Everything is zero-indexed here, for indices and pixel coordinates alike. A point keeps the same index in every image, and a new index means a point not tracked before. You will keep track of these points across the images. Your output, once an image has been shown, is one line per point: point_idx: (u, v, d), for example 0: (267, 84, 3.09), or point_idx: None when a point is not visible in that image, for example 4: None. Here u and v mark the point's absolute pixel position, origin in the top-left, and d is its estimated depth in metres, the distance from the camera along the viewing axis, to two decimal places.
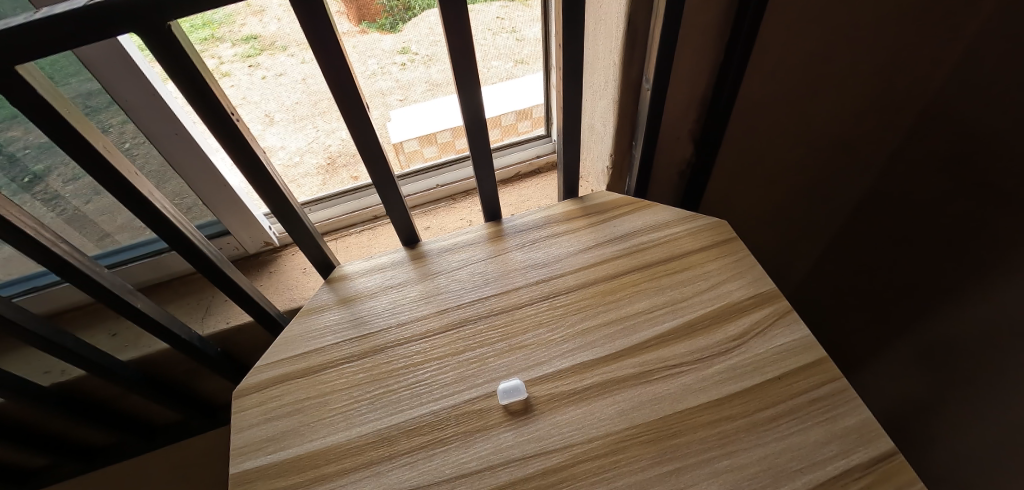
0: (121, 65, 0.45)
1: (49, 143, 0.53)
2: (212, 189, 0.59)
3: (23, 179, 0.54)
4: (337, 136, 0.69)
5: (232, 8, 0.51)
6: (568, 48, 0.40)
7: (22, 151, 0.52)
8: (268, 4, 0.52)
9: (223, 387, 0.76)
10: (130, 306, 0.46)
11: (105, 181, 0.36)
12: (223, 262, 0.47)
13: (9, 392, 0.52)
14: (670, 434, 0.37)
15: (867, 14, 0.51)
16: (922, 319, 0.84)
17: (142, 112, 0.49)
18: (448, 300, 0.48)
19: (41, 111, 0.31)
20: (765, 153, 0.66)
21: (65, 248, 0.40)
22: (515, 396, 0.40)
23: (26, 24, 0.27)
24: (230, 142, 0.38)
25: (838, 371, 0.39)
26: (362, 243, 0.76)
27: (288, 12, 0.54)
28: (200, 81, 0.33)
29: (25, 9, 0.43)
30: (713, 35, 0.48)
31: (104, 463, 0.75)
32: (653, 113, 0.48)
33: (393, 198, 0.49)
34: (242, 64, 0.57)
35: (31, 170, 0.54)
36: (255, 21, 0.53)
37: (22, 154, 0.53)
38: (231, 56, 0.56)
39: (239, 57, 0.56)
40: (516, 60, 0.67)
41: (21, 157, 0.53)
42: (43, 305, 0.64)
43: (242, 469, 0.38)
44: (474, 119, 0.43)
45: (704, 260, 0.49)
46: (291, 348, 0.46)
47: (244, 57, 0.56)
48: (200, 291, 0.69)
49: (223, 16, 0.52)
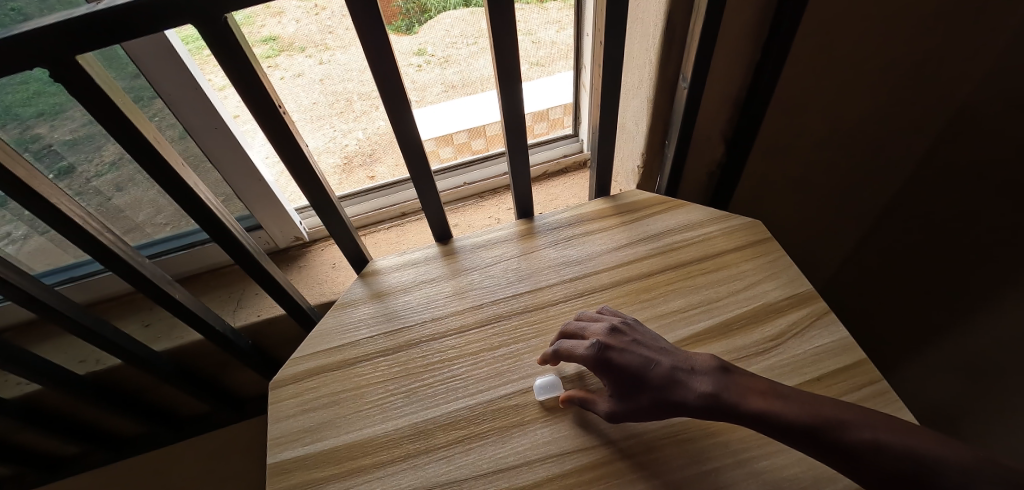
0: (167, 60, 0.46)
1: (75, 139, 0.53)
2: (245, 183, 0.60)
3: (51, 174, 0.55)
4: (353, 136, 0.69)
5: (253, 10, 0.52)
6: (609, 45, 0.40)
7: (50, 148, 0.53)
8: (288, 6, 0.54)
9: (250, 379, 0.77)
10: (168, 296, 0.47)
11: (154, 172, 0.37)
12: (259, 254, 0.48)
13: (46, 378, 0.53)
14: (709, 433, 0.37)
15: (907, 13, 0.50)
16: (952, 325, 0.83)
17: (183, 106, 0.50)
18: (480, 296, 0.48)
19: (100, 101, 0.32)
20: (798, 154, 0.65)
21: (110, 238, 0.40)
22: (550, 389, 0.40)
23: (89, 15, 0.27)
24: (277, 134, 0.38)
25: (878, 374, 0.39)
26: (391, 239, 0.76)
27: (307, 14, 0.55)
28: (250, 72, 0.34)
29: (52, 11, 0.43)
30: (750, 35, 0.48)
31: (132, 452, 0.76)
32: (689, 113, 0.48)
33: (429, 193, 0.49)
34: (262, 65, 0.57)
35: (58, 166, 0.54)
36: (275, 23, 0.54)
37: (49, 150, 0.53)
38: None
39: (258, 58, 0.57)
40: (531, 63, 0.67)
41: (48, 154, 0.53)
42: (81, 295, 0.65)
43: (280, 459, 0.39)
44: (512, 114, 0.44)
45: (740, 260, 0.48)
46: (325, 341, 0.46)
47: (263, 58, 0.57)
48: (232, 284, 0.70)
49: (243, 17, 0.52)
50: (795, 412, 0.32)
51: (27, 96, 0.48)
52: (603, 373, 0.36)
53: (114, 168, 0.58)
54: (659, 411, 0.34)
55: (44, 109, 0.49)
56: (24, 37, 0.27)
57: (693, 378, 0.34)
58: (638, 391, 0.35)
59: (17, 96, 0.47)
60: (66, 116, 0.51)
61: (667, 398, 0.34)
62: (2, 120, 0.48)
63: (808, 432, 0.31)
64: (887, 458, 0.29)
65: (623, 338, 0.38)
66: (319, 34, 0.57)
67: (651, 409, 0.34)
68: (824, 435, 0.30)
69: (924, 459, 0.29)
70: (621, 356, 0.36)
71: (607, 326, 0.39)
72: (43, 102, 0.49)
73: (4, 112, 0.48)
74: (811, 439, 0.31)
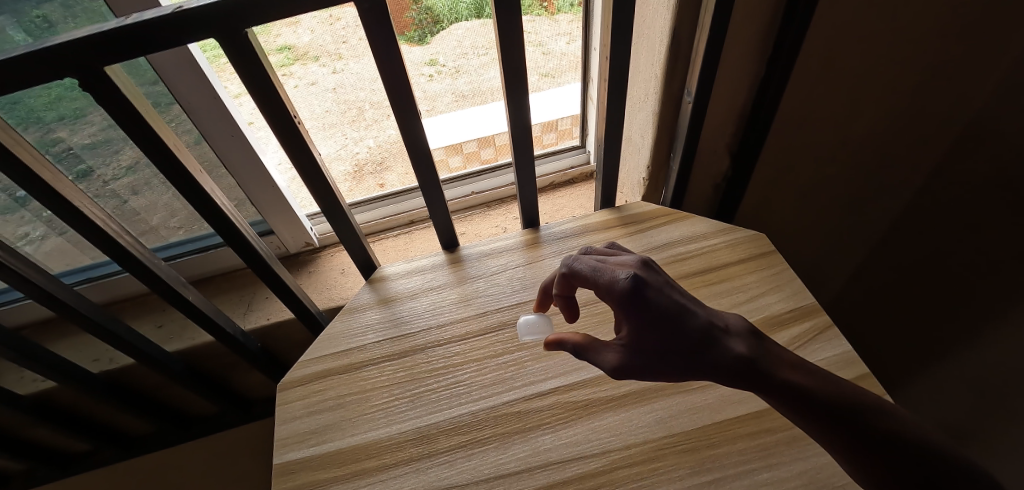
0: (188, 70, 0.48)
1: (94, 142, 0.55)
2: (259, 189, 0.61)
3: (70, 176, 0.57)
4: (364, 143, 0.71)
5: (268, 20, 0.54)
6: (614, 59, 0.41)
7: (71, 151, 0.55)
8: (303, 17, 0.55)
9: (258, 382, 0.78)
10: (182, 297, 0.48)
11: (173, 177, 0.39)
12: (271, 258, 0.49)
13: (60, 375, 0.54)
14: (709, 444, 0.37)
15: (912, 30, 0.51)
16: (961, 343, 0.82)
17: (203, 115, 0.52)
18: (485, 304, 0.49)
19: (125, 110, 0.33)
20: (803, 168, 0.65)
21: (128, 240, 0.42)
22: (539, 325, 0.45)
23: (118, 28, 0.29)
24: (291, 142, 0.40)
25: (880, 389, 0.39)
26: (400, 246, 0.78)
27: (322, 24, 0.56)
28: (267, 82, 0.35)
29: (76, 19, 0.45)
30: (755, 51, 0.49)
31: (141, 451, 0.77)
32: (693, 126, 0.49)
33: (436, 201, 0.50)
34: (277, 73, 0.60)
35: (78, 168, 0.56)
36: (289, 32, 0.56)
37: (70, 153, 0.55)
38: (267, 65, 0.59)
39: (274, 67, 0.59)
40: (542, 73, 0.68)
41: (70, 156, 0.55)
42: (99, 295, 0.67)
43: (285, 460, 0.40)
44: (519, 125, 0.45)
45: (743, 272, 0.49)
46: (332, 345, 0.47)
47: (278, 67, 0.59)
48: (244, 287, 0.72)
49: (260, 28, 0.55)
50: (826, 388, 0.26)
51: (50, 101, 0.50)
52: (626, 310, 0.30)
53: (131, 171, 0.60)
54: (677, 365, 0.28)
55: (65, 113, 0.51)
56: (58, 48, 0.29)
57: (726, 337, 0.29)
58: (658, 336, 0.29)
59: (40, 100, 0.49)
60: (86, 120, 0.53)
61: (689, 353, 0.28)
62: (26, 123, 0.50)
63: (837, 409, 0.26)
64: (911, 447, 0.25)
65: (657, 276, 0.31)
66: (333, 44, 0.59)
67: (673, 360, 0.28)
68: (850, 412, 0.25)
69: (949, 455, 0.25)
70: (655, 292, 0.29)
71: (637, 262, 0.32)
72: (65, 107, 0.51)
73: (29, 115, 0.50)
74: (841, 418, 0.25)
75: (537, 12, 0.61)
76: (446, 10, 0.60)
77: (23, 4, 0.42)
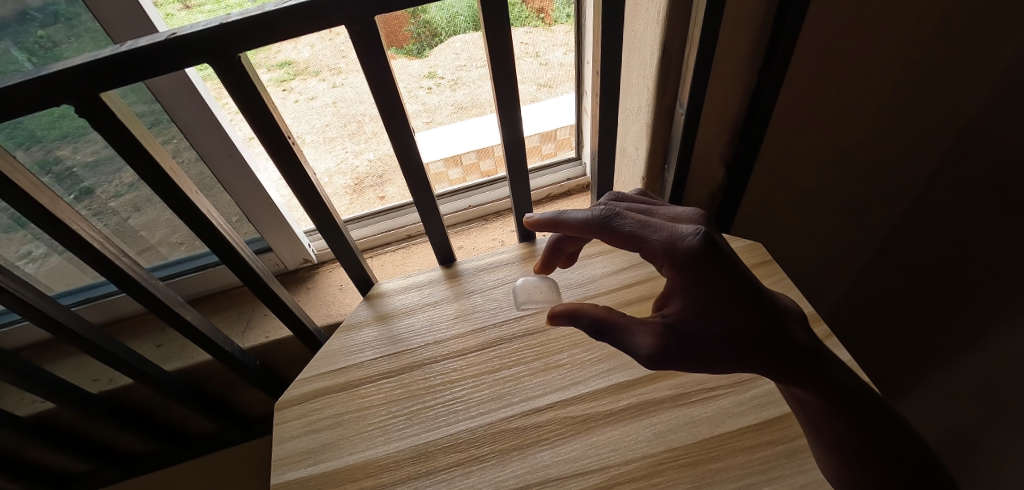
0: (185, 92, 0.48)
1: (96, 160, 0.55)
2: (258, 207, 0.62)
3: (72, 194, 0.57)
4: (364, 157, 0.71)
5: None
6: (606, 75, 0.42)
7: (73, 169, 0.55)
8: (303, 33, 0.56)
9: (256, 399, 0.78)
10: (179, 317, 0.48)
11: (169, 199, 0.39)
12: (267, 277, 0.49)
13: (57, 396, 0.54)
14: (710, 457, 0.37)
15: (902, 38, 0.51)
16: (962, 350, 0.81)
17: (200, 135, 0.53)
18: (483, 319, 0.49)
19: (121, 134, 0.34)
20: (798, 177, 0.65)
21: (125, 261, 0.42)
22: (539, 293, 0.47)
23: (113, 56, 0.29)
24: (285, 161, 0.40)
25: None
26: (397, 261, 0.78)
27: (323, 40, 0.57)
28: (260, 104, 0.35)
29: (79, 39, 0.46)
30: (745, 62, 0.49)
31: (142, 470, 0.78)
32: (685, 137, 0.49)
33: (431, 215, 0.50)
34: (277, 89, 0.60)
35: (80, 186, 0.57)
36: (290, 48, 0.57)
37: (73, 171, 0.55)
38: (267, 81, 0.59)
39: (274, 82, 0.59)
40: (540, 84, 0.70)
41: (72, 174, 0.55)
42: (97, 315, 0.67)
43: (284, 480, 0.40)
44: (512, 137, 0.45)
45: None
46: (331, 362, 0.47)
47: (278, 82, 0.60)
48: (243, 304, 0.72)
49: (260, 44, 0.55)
50: (837, 375, 0.31)
51: (51, 121, 0.50)
52: (688, 277, 0.30)
53: (132, 189, 0.60)
54: (724, 340, 0.30)
55: (67, 132, 0.52)
56: (56, 77, 0.29)
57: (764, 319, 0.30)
58: (713, 310, 0.30)
59: (41, 120, 0.49)
60: (88, 138, 0.54)
61: (734, 331, 0.30)
62: (28, 144, 0.51)
63: (845, 394, 0.31)
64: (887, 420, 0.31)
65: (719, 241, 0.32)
66: (332, 59, 0.59)
67: (724, 336, 0.30)
68: (855, 396, 0.31)
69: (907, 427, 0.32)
70: (723, 257, 0.30)
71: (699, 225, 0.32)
72: (67, 126, 0.51)
73: (30, 136, 0.50)
74: (847, 400, 0.31)
75: (535, 23, 0.62)
76: (444, 24, 0.60)
77: (28, 25, 0.43)
